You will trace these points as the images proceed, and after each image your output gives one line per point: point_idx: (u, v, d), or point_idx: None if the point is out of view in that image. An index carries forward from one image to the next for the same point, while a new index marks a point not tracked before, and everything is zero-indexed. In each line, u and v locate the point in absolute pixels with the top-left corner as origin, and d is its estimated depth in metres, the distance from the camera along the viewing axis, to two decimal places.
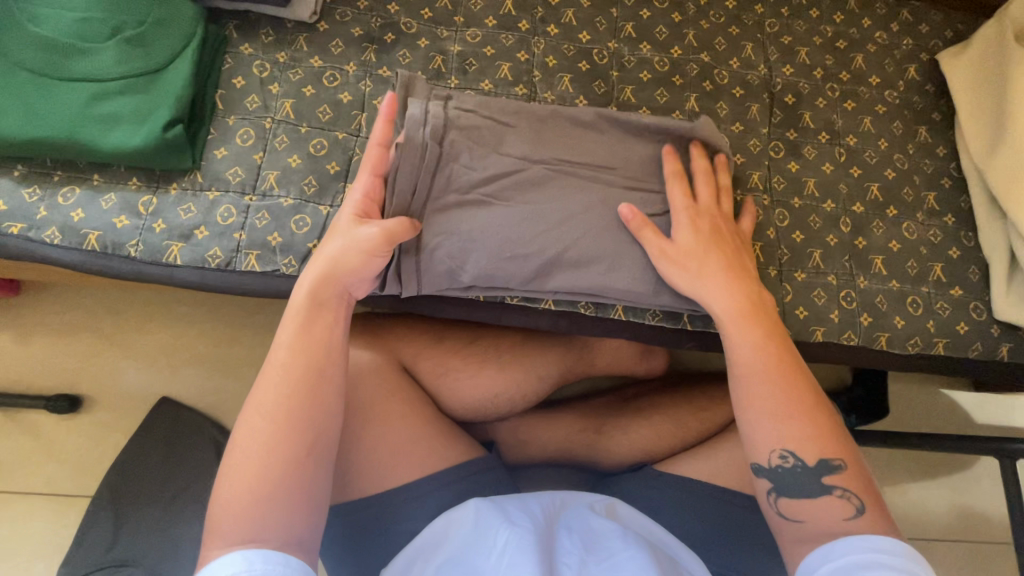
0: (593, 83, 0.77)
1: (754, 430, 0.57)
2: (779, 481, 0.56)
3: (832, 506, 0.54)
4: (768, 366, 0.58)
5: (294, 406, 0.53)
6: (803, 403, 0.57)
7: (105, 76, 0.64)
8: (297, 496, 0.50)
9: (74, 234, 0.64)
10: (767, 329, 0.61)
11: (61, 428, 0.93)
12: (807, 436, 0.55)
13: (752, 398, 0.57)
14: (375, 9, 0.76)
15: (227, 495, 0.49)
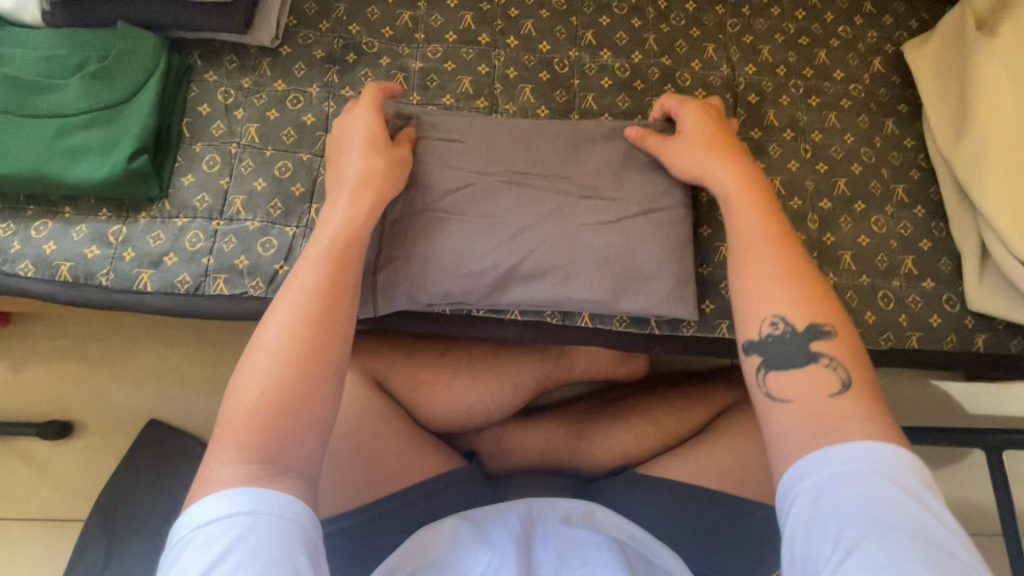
0: (554, 92, 0.78)
1: (749, 294, 0.56)
2: (768, 352, 0.54)
3: (820, 377, 0.51)
4: (767, 234, 0.58)
5: (315, 315, 0.54)
6: (797, 269, 0.55)
7: (71, 111, 0.66)
8: (304, 413, 0.50)
9: (47, 266, 0.65)
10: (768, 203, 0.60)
11: (54, 454, 0.95)
12: (798, 298, 0.54)
13: (748, 260, 0.57)
14: (337, 30, 0.78)
15: (240, 405, 0.50)
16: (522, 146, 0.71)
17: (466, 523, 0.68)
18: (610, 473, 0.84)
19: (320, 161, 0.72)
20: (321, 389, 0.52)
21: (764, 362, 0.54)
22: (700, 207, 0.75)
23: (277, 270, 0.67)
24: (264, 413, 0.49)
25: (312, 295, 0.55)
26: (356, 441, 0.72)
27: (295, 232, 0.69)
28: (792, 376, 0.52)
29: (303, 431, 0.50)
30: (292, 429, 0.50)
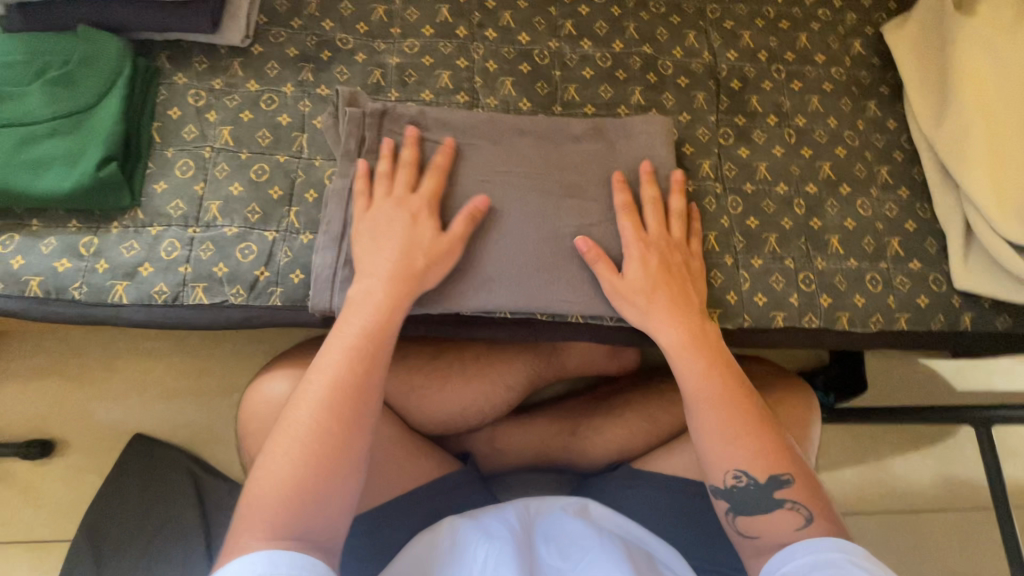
0: (536, 84, 0.76)
1: (708, 451, 0.60)
2: (733, 497, 0.59)
3: (783, 518, 0.57)
4: (717, 392, 0.61)
5: (350, 390, 0.55)
6: (747, 425, 0.59)
7: (34, 120, 0.63)
8: (331, 498, 0.51)
9: (15, 282, 0.63)
10: (709, 354, 0.63)
11: (35, 474, 0.92)
12: (755, 454, 0.58)
13: (705, 420, 0.60)
14: (310, 27, 0.75)
15: (269, 489, 0.50)
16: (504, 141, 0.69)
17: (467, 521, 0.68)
18: (605, 467, 0.84)
19: (298, 163, 0.70)
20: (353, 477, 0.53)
21: (731, 508, 0.59)
22: (686, 195, 0.73)
23: (258, 276, 0.66)
24: (297, 493, 0.50)
25: (347, 377, 0.55)
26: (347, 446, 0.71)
27: (275, 236, 0.67)
28: (759, 522, 0.57)
29: (332, 502, 0.51)
30: (324, 511, 0.50)
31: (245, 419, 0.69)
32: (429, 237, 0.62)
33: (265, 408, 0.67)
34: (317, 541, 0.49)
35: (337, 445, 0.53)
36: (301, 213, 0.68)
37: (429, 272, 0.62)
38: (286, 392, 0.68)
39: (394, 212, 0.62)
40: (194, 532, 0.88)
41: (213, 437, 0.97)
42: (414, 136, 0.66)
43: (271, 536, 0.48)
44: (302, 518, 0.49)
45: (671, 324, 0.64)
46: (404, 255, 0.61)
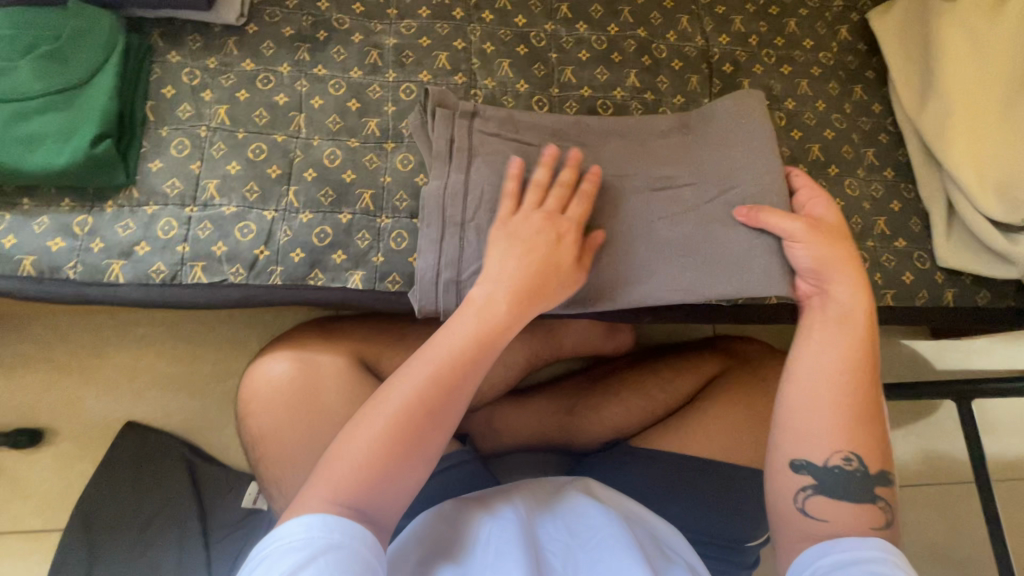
0: (533, 66, 0.77)
1: (824, 418, 0.58)
2: (828, 478, 0.57)
3: (864, 513, 0.57)
4: (863, 367, 0.60)
5: (457, 369, 0.56)
6: (871, 409, 0.59)
7: (23, 96, 0.62)
8: (400, 476, 0.52)
9: (7, 261, 0.62)
10: (857, 340, 0.60)
11: (22, 463, 0.90)
12: (859, 441, 0.58)
13: (843, 387, 0.59)
14: (305, 7, 0.75)
15: (359, 434, 0.53)
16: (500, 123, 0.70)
17: (487, 503, 0.69)
18: (602, 446, 0.85)
19: (295, 142, 0.70)
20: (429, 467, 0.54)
21: (812, 483, 0.58)
22: None
23: (258, 255, 0.65)
24: (372, 471, 0.51)
25: (445, 377, 0.55)
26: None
27: (274, 215, 0.67)
28: (834, 507, 0.57)
29: (402, 477, 0.52)
30: (395, 495, 0.52)
31: (244, 402, 0.69)
32: (565, 258, 0.61)
33: (266, 389, 0.67)
34: (380, 519, 0.51)
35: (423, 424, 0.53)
36: (300, 191, 0.68)
37: (546, 289, 0.60)
38: (286, 373, 0.68)
39: (523, 229, 0.61)
40: (189, 518, 0.88)
41: (207, 424, 0.96)
42: (551, 150, 0.64)
43: (333, 502, 0.50)
44: (371, 486, 0.51)
45: (855, 295, 0.61)
46: (522, 263, 0.60)
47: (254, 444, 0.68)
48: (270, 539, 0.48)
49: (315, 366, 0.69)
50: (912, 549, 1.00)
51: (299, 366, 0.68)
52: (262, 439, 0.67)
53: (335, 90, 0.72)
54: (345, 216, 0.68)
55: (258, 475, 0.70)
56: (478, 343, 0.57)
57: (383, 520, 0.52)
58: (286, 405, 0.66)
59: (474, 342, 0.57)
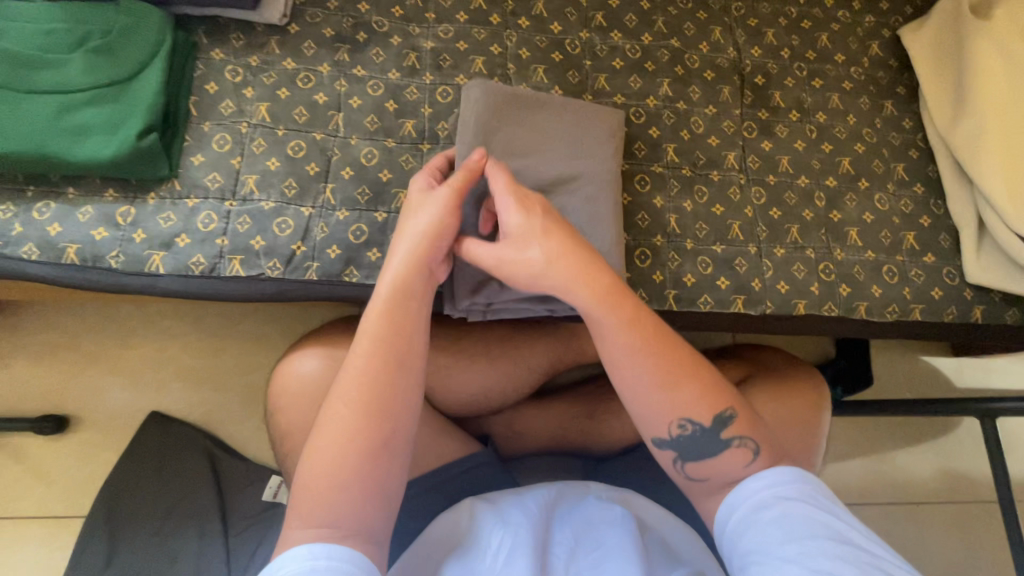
0: (567, 73, 0.78)
1: (641, 403, 0.57)
2: (680, 448, 0.57)
3: (733, 457, 0.56)
4: (636, 346, 0.56)
5: (374, 368, 0.54)
6: (675, 371, 0.56)
7: (73, 88, 0.63)
8: (363, 485, 0.51)
9: (52, 249, 0.63)
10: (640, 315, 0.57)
11: (48, 450, 0.92)
12: (699, 397, 0.56)
13: (626, 373, 0.56)
14: (346, 9, 0.76)
15: (312, 464, 0.52)
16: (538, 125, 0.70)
17: (486, 506, 0.68)
18: (623, 452, 0.86)
19: (334, 141, 0.71)
20: (391, 458, 0.53)
21: (677, 454, 0.57)
22: (712, 185, 0.75)
23: (295, 251, 0.66)
24: (335, 484, 0.51)
25: (366, 379, 0.54)
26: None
27: (311, 212, 0.68)
28: (710, 465, 0.56)
29: (360, 486, 0.51)
30: (363, 500, 0.51)
31: (274, 396, 0.70)
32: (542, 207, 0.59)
33: (296, 383, 0.68)
34: (359, 528, 0.50)
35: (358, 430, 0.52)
36: (337, 189, 0.69)
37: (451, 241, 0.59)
38: (317, 369, 0.69)
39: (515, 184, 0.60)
40: (210, 510, 0.89)
41: (229, 417, 0.96)
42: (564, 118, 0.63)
43: (314, 526, 0.49)
44: (335, 505, 0.50)
45: (575, 284, 0.57)
46: (430, 236, 0.58)
47: (283, 437, 0.69)
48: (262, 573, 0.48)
49: (346, 363, 0.70)
50: (929, 568, 0.99)
51: (330, 362, 0.69)
52: (292, 432, 0.68)
53: (374, 91, 0.74)
54: (380, 215, 0.69)
55: (284, 469, 0.70)
56: (404, 331, 0.56)
57: (364, 526, 0.50)
58: (317, 400, 0.67)
59: (399, 330, 0.56)
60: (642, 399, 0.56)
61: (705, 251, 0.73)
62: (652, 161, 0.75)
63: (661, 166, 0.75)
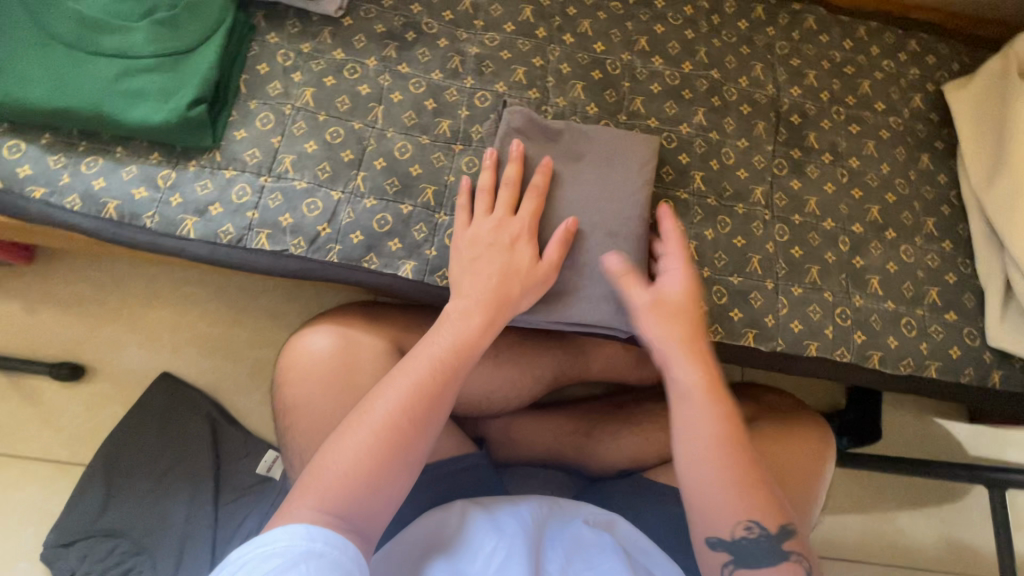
0: (605, 92, 0.79)
1: (723, 493, 0.57)
2: (741, 550, 0.56)
3: (788, 571, 0.57)
4: (731, 438, 0.59)
5: (425, 393, 0.59)
6: (753, 473, 0.59)
7: (135, 54, 0.67)
8: (379, 494, 0.55)
9: (94, 202, 0.66)
10: (723, 403, 0.61)
11: (61, 396, 0.95)
12: (771, 500, 0.58)
13: (720, 462, 0.58)
14: (399, 8, 0.79)
15: (338, 457, 0.55)
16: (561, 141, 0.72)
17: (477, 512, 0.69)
18: (616, 474, 0.85)
19: (371, 132, 0.73)
20: (412, 478, 0.57)
21: (731, 559, 0.57)
22: (735, 216, 0.75)
23: (320, 232, 0.68)
24: (362, 482, 0.54)
25: (417, 396, 0.58)
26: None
27: (340, 196, 0.70)
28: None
29: (377, 495, 0.55)
30: (380, 505, 0.55)
31: (283, 370, 0.71)
32: (526, 261, 0.65)
33: (306, 360, 0.70)
34: (360, 526, 0.53)
35: (394, 449, 0.56)
36: (367, 178, 0.71)
37: (519, 299, 0.64)
38: (327, 349, 0.70)
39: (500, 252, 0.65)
40: (204, 475, 0.90)
41: (235, 387, 0.99)
42: (518, 149, 0.68)
43: (321, 508, 0.52)
44: (352, 501, 0.54)
45: (693, 368, 0.62)
46: (502, 279, 0.64)
47: (285, 411, 0.70)
48: (257, 539, 0.49)
49: (356, 347, 0.71)
50: None
51: (341, 344, 0.71)
52: (294, 407, 0.69)
53: (415, 89, 0.76)
54: (406, 207, 0.71)
55: (282, 442, 0.72)
56: (456, 359, 0.61)
57: (366, 528, 0.54)
58: (323, 379, 0.69)
59: (452, 360, 0.61)
60: (728, 492, 0.57)
61: (721, 280, 0.72)
62: (679, 187, 0.76)
63: (687, 193, 0.76)
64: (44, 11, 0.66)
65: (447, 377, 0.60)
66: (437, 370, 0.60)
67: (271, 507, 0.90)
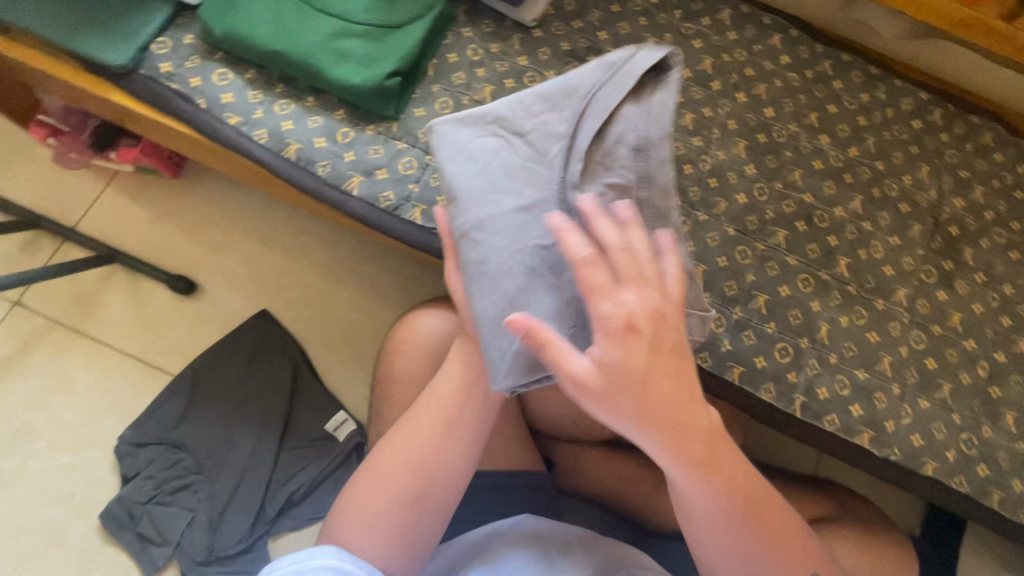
0: (766, 156, 0.79)
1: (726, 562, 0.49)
2: None
3: None
4: (729, 507, 0.47)
5: (428, 435, 0.61)
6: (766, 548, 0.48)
7: (351, 19, 0.72)
8: (398, 530, 0.59)
9: (278, 141, 0.71)
10: (735, 473, 0.46)
11: (167, 304, 1.00)
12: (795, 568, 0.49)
13: (728, 531, 0.48)
14: (586, 32, 0.82)
15: (355, 501, 0.60)
16: (483, 138, 0.54)
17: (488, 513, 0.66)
18: (676, 534, 0.83)
19: None
20: (432, 515, 0.60)
21: None
22: (874, 311, 0.73)
23: None
24: (379, 522, 0.58)
25: (419, 440, 0.61)
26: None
27: None
28: None
29: (400, 531, 0.59)
30: (404, 539, 0.59)
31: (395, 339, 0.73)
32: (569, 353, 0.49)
33: (422, 336, 0.71)
34: (390, 558, 0.58)
35: (407, 491, 0.59)
36: None
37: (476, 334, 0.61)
38: (445, 330, 0.71)
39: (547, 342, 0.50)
40: (275, 418, 0.93)
41: (321, 341, 1.01)
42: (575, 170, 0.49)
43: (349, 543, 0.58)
44: (368, 539, 0.58)
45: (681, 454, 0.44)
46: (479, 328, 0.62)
47: (389, 378, 0.72)
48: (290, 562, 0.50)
49: None
50: None
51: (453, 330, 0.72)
52: (400, 378, 0.71)
53: None
54: None
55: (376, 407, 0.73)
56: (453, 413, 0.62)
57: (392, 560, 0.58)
58: (435, 360, 0.70)
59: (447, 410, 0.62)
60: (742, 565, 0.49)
61: (846, 372, 0.70)
62: (821, 267, 0.74)
63: (829, 275, 0.74)
64: None
65: (434, 427, 0.61)
66: (428, 421, 0.61)
67: (329, 466, 0.92)
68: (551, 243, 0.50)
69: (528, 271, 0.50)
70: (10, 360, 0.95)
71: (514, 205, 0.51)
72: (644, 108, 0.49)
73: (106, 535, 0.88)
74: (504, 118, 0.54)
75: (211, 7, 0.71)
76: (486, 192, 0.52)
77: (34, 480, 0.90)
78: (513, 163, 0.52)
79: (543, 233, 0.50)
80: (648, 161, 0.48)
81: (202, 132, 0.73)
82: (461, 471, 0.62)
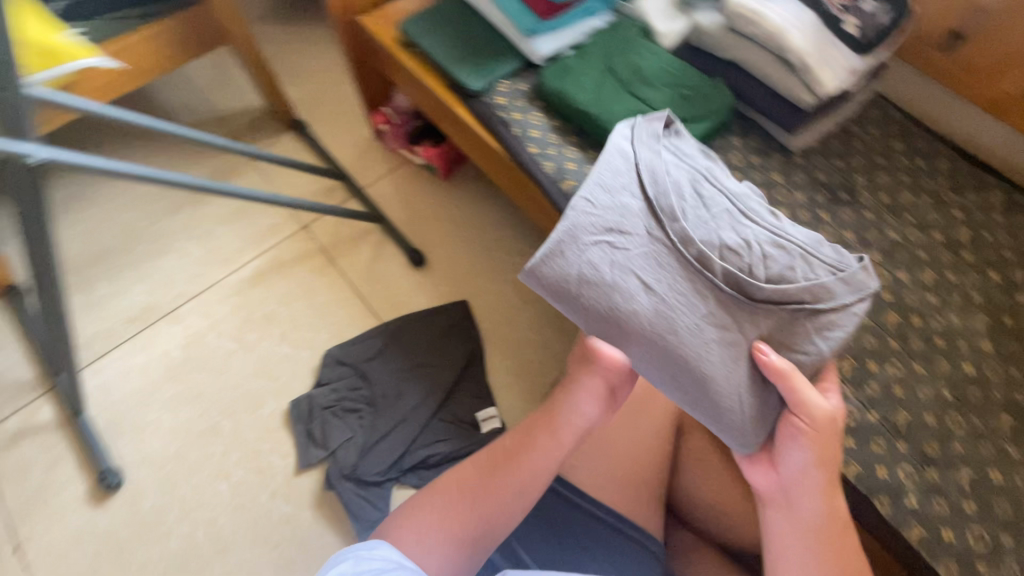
0: (1009, 339, 0.76)
1: None
2: None
3: None
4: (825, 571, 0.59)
5: (482, 481, 0.68)
6: None
7: (651, 105, 0.88)
8: (444, 560, 0.62)
9: (559, 174, 0.88)
10: (840, 555, 0.60)
11: (398, 267, 1.22)
12: None
13: None
14: (845, 172, 0.89)
15: (401, 534, 0.64)
16: (591, 248, 0.64)
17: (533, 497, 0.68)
18: None
19: None
20: (474, 552, 0.64)
21: None
22: None
23: None
24: (426, 552, 0.62)
25: (470, 487, 0.68)
26: (624, 433, 0.86)
27: None
28: None
29: (444, 562, 0.62)
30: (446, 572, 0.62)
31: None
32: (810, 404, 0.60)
33: None
34: None
35: (459, 529, 0.64)
36: None
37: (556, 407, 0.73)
38: None
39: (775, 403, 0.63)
40: (441, 389, 1.07)
41: (497, 345, 1.15)
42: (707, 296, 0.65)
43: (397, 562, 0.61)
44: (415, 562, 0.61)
45: (816, 500, 0.61)
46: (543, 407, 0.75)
47: None
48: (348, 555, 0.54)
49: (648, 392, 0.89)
50: None
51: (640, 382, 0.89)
52: None
53: (825, 234, 0.83)
54: None
55: None
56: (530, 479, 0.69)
57: None
58: None
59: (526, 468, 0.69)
60: None
61: None
62: None
63: None
64: (616, 55, 0.92)
65: (513, 481, 0.68)
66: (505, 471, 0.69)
67: (465, 448, 1.02)
68: (694, 301, 0.62)
69: (693, 329, 0.62)
70: (282, 263, 1.22)
71: (645, 288, 0.63)
72: (677, 146, 0.69)
73: (287, 420, 1.07)
74: (585, 212, 0.65)
75: (550, 69, 0.92)
76: (621, 284, 0.63)
77: (258, 355, 1.13)
78: (617, 258, 0.63)
79: (681, 292, 0.62)
80: (718, 186, 0.66)
81: (504, 150, 0.93)
82: (511, 523, 0.67)
